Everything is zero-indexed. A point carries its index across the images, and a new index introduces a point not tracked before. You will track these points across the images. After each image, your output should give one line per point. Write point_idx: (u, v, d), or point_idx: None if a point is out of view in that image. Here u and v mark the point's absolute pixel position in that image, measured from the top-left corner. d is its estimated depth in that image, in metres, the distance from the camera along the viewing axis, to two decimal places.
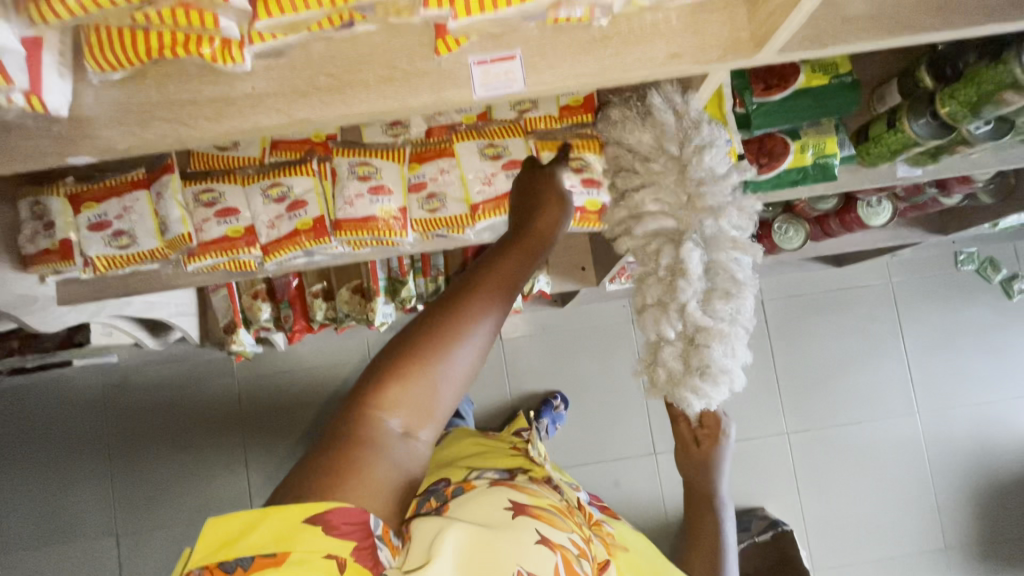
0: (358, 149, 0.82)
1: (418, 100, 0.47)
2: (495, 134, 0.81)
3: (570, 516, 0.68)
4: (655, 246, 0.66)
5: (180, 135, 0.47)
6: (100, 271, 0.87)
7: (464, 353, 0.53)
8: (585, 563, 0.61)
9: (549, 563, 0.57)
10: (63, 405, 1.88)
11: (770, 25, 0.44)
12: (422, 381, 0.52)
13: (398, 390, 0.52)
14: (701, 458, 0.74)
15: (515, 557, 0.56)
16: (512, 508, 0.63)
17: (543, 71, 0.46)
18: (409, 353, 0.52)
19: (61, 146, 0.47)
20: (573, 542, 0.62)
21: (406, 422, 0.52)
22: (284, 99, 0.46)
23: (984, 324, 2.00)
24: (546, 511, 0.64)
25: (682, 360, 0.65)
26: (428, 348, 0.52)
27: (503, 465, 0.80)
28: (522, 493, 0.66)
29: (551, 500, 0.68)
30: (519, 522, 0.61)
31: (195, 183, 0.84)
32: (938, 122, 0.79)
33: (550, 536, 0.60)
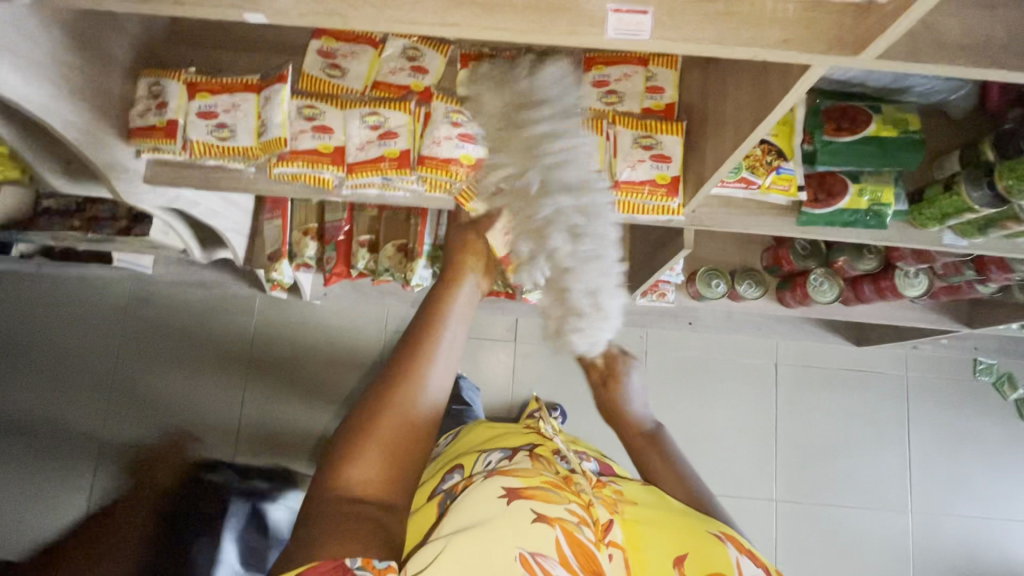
0: (453, 99, 0.90)
1: (556, 30, 0.53)
2: (619, 117, 0.89)
3: (566, 489, 0.64)
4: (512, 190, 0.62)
5: (345, 15, 0.53)
6: (195, 155, 0.94)
7: (425, 394, 0.57)
8: (586, 530, 0.58)
9: (550, 537, 0.55)
10: (88, 304, 1.95)
11: (875, 31, 0.50)
12: (376, 450, 0.55)
13: (364, 449, 0.55)
14: (612, 398, 0.79)
15: (514, 540, 0.54)
16: (507, 495, 0.61)
17: (669, 29, 0.52)
18: (355, 432, 0.56)
19: (242, 3, 0.54)
20: (571, 511, 0.60)
21: (367, 489, 0.54)
22: (442, 5, 0.53)
23: (993, 437, 1.98)
24: (540, 489, 0.62)
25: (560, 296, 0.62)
26: (389, 398, 0.56)
27: (515, 443, 0.81)
28: (513, 478, 0.64)
29: (543, 477, 0.65)
30: (515, 507, 0.59)
31: (302, 98, 0.92)
32: (994, 194, 0.84)
33: (547, 511, 0.58)
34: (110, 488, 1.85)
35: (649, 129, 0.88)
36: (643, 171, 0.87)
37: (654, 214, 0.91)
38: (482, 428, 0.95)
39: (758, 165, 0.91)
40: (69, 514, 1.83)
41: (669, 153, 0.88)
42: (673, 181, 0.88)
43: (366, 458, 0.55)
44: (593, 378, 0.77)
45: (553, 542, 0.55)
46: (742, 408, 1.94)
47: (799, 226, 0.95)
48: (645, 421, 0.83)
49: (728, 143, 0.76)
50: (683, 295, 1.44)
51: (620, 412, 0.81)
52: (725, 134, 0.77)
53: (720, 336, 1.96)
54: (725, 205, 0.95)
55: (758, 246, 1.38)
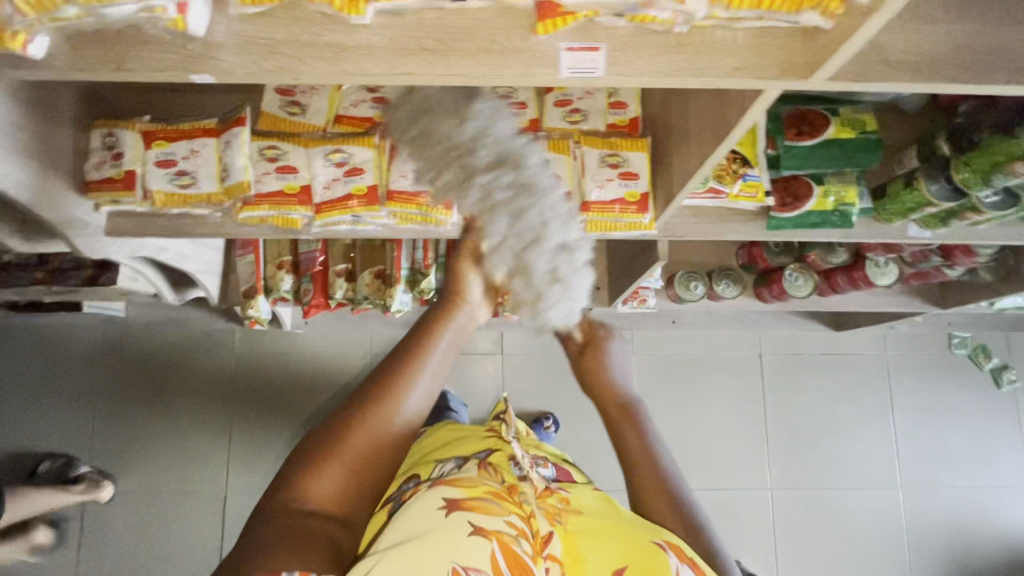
0: None
1: (511, 71, 0.52)
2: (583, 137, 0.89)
3: (509, 499, 0.63)
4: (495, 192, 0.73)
5: (297, 71, 0.52)
6: (157, 205, 0.92)
7: (404, 410, 0.56)
8: (525, 543, 0.57)
9: (485, 552, 0.54)
10: (61, 352, 1.89)
11: (825, 53, 0.50)
12: (354, 454, 0.54)
13: (341, 451, 0.54)
14: (588, 362, 0.76)
15: (448, 553, 0.52)
16: (446, 506, 0.59)
17: (622, 64, 0.52)
18: (335, 431, 0.55)
19: (188, 64, 0.52)
20: (511, 523, 0.58)
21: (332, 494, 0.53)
22: (393, 54, 0.52)
23: (973, 408, 2.04)
24: (481, 500, 0.61)
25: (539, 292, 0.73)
26: (366, 413, 0.55)
27: (471, 449, 0.76)
28: (454, 488, 0.62)
29: (489, 486, 0.64)
30: (453, 519, 0.57)
31: (264, 139, 0.91)
32: (952, 187, 0.86)
33: (485, 524, 0.57)
34: (99, 539, 1.81)
35: (614, 147, 0.89)
36: (612, 189, 0.88)
37: (627, 231, 0.91)
38: (445, 426, 0.88)
39: (724, 174, 0.91)
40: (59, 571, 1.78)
41: (636, 170, 0.88)
42: (643, 197, 0.89)
43: (342, 460, 0.53)
44: (569, 350, 0.78)
45: (488, 555, 0.54)
46: (731, 401, 1.97)
47: (768, 230, 0.96)
48: (623, 391, 0.75)
49: (694, 161, 0.76)
50: (663, 298, 1.45)
51: (598, 377, 0.76)
52: (689, 152, 0.78)
53: (704, 332, 1.97)
54: (695, 215, 0.96)
55: (733, 244, 1.39)
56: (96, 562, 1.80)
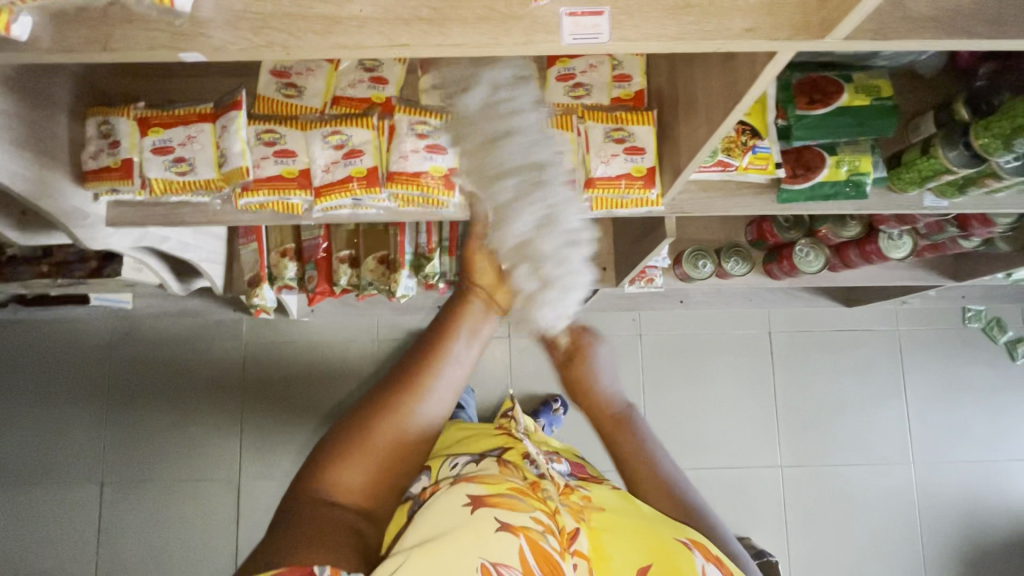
0: (417, 109, 0.87)
1: (511, 41, 0.50)
2: (586, 111, 0.86)
3: (534, 494, 0.61)
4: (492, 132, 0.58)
5: (289, 46, 0.50)
6: (155, 193, 0.91)
7: (430, 406, 0.54)
8: (552, 539, 0.55)
9: (512, 548, 0.53)
10: (73, 345, 1.91)
11: (840, 11, 0.48)
12: (376, 447, 0.52)
13: (364, 445, 0.52)
14: (576, 376, 0.67)
15: (475, 551, 0.51)
16: (471, 502, 0.57)
17: (628, 29, 0.50)
18: (359, 426, 0.53)
19: (176, 41, 0.50)
20: (536, 518, 0.57)
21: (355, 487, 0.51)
22: (387, 25, 0.50)
23: (987, 382, 2.01)
24: (506, 496, 0.59)
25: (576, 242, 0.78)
26: (389, 410, 0.53)
27: (485, 447, 0.73)
28: (477, 484, 0.59)
29: (511, 481, 0.62)
30: (478, 516, 0.55)
31: (260, 123, 0.89)
32: (971, 153, 0.83)
33: (511, 521, 0.55)
34: (119, 526, 1.85)
35: (619, 122, 0.86)
36: (618, 165, 0.86)
37: (634, 208, 0.88)
38: (453, 427, 0.86)
39: (733, 147, 0.89)
40: (81, 557, 1.84)
41: (643, 144, 0.86)
42: (649, 172, 0.86)
43: (365, 454, 0.52)
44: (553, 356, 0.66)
45: (517, 552, 0.53)
46: (740, 380, 1.95)
47: (779, 203, 0.93)
48: (616, 402, 0.70)
49: (703, 132, 0.73)
50: (672, 277, 1.43)
51: (588, 392, 0.68)
52: (698, 123, 0.75)
53: (712, 311, 1.95)
54: (704, 189, 0.94)
55: (742, 220, 1.36)
56: (117, 546, 1.85)
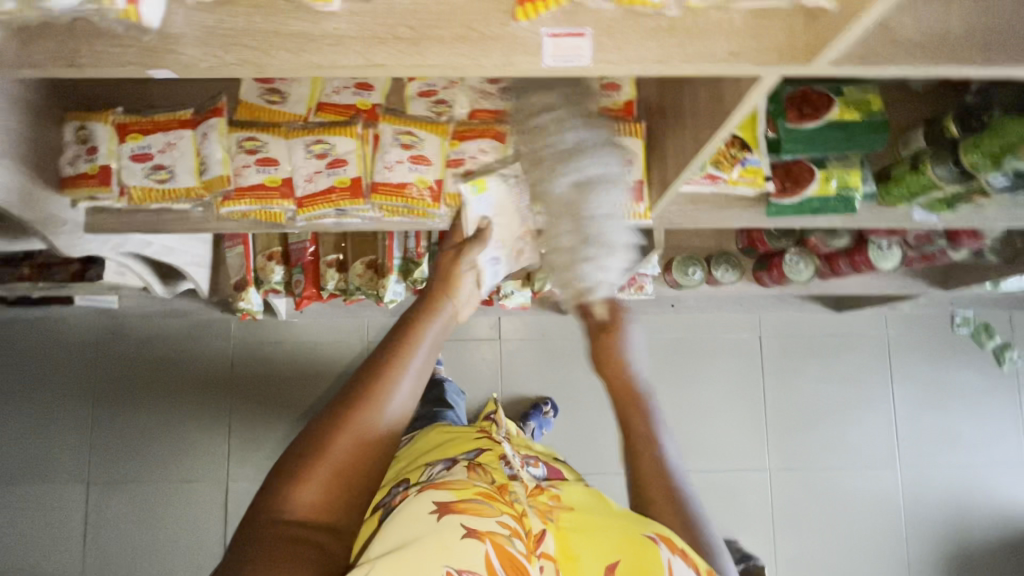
0: (402, 119, 0.87)
1: (490, 62, 0.49)
2: None
3: (501, 500, 0.61)
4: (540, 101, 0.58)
5: (261, 64, 0.49)
6: (135, 201, 0.89)
7: (386, 414, 0.53)
8: (518, 542, 0.56)
9: (478, 553, 0.53)
10: (57, 345, 1.89)
11: (826, 37, 0.47)
12: (338, 456, 0.52)
13: (326, 457, 0.51)
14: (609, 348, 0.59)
15: (440, 560, 0.52)
16: (437, 510, 0.57)
17: (610, 51, 0.49)
18: (320, 438, 0.52)
19: (145, 58, 0.49)
20: (503, 523, 0.57)
21: (318, 501, 0.51)
22: (363, 44, 0.49)
23: (975, 387, 2.03)
24: (473, 502, 0.59)
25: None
26: (350, 417, 0.52)
27: (459, 451, 0.75)
28: (444, 491, 0.60)
29: (478, 487, 0.62)
30: (445, 522, 0.56)
31: (241, 130, 0.87)
32: (960, 170, 0.83)
33: (478, 526, 0.56)
34: (105, 527, 1.84)
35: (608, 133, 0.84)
36: None
37: None
38: (433, 432, 0.88)
39: (723, 159, 0.89)
40: (66, 558, 1.83)
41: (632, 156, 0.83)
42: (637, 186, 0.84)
43: (327, 466, 0.51)
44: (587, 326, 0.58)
45: (483, 558, 0.53)
46: (730, 383, 1.96)
47: (768, 217, 0.93)
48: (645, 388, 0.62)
49: (688, 149, 0.73)
50: (662, 284, 1.42)
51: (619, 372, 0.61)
52: (684, 140, 0.74)
53: (703, 315, 1.95)
54: (692, 202, 0.93)
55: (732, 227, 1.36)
56: (104, 547, 1.83)
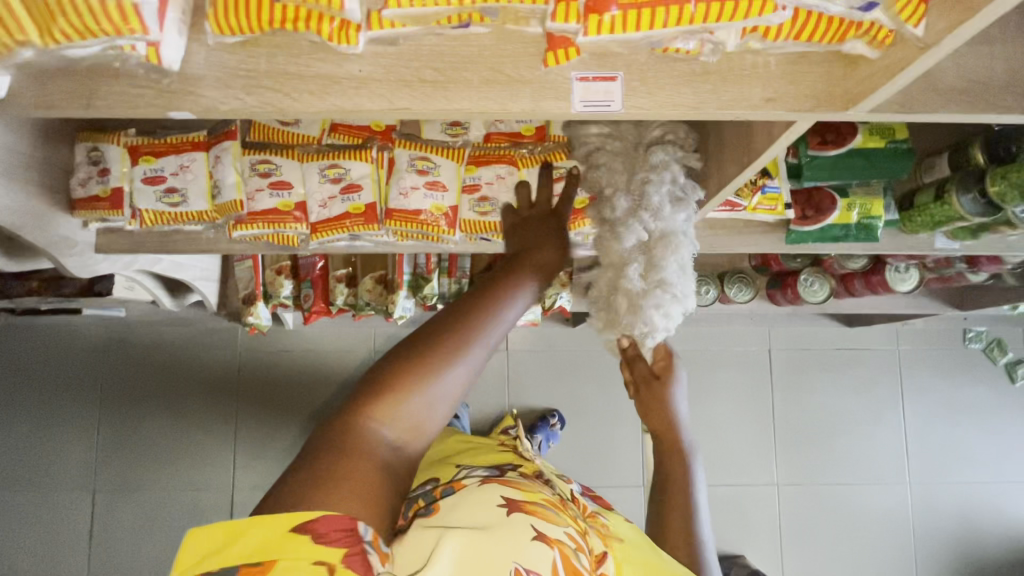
0: (417, 143, 0.85)
1: (518, 106, 0.48)
2: None
3: (565, 510, 0.58)
4: (641, 176, 0.70)
5: (283, 106, 0.48)
6: (147, 224, 0.88)
7: (471, 368, 0.50)
8: (584, 558, 0.52)
9: (547, 559, 0.50)
10: (64, 353, 1.88)
11: (867, 86, 0.45)
12: (419, 393, 0.47)
13: (410, 389, 0.47)
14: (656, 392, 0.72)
15: (510, 554, 0.49)
16: (507, 505, 0.54)
17: (641, 96, 0.47)
18: (403, 371, 0.48)
19: (165, 100, 0.47)
20: (570, 534, 0.53)
21: (395, 433, 0.47)
22: (388, 87, 0.48)
23: (986, 403, 2.01)
24: (539, 504, 0.56)
25: (641, 277, 0.69)
26: (432, 360, 0.48)
27: (496, 460, 0.69)
28: (512, 488, 0.57)
29: (543, 492, 0.59)
30: (514, 520, 0.52)
31: (254, 153, 0.86)
32: (986, 200, 0.80)
33: (547, 530, 0.52)
34: (111, 534, 1.84)
35: None
36: None
37: None
38: (454, 438, 0.81)
39: (743, 187, 0.86)
40: (72, 565, 1.82)
41: None
42: None
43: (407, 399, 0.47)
44: (636, 374, 0.74)
45: (551, 564, 0.49)
46: (738, 397, 1.94)
47: (788, 244, 0.91)
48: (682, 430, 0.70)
49: (710, 184, 0.72)
50: None
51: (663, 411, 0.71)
52: (705, 174, 0.73)
53: (712, 328, 1.93)
54: (711, 227, 0.92)
55: None
56: (109, 554, 1.83)
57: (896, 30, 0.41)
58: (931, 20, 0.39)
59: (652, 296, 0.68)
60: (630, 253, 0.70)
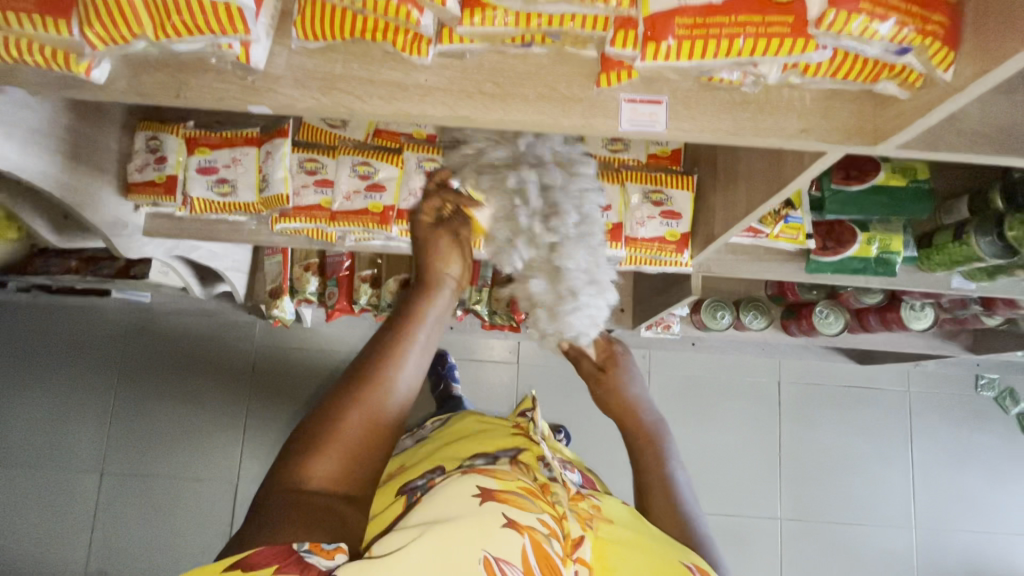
0: (427, 147, 0.90)
1: (568, 121, 0.51)
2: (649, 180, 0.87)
3: (542, 498, 0.59)
4: (517, 172, 0.62)
5: (353, 107, 0.52)
6: (197, 211, 0.93)
7: (396, 397, 0.54)
8: (556, 543, 0.53)
9: (516, 546, 0.50)
10: (87, 333, 1.93)
11: (897, 123, 0.48)
12: (352, 435, 0.52)
13: (342, 433, 0.51)
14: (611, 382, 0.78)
15: (479, 542, 0.49)
16: (480, 494, 0.55)
17: (684, 120, 0.51)
18: (332, 422, 0.52)
19: (246, 94, 0.52)
20: (542, 521, 0.54)
21: (334, 474, 0.50)
22: (451, 96, 0.52)
23: (996, 452, 1.99)
24: (515, 493, 0.57)
25: (547, 288, 0.64)
26: (359, 402, 0.52)
27: (495, 448, 0.70)
28: (489, 479, 0.58)
29: (521, 481, 0.60)
30: (486, 508, 0.53)
31: (302, 151, 0.91)
32: (1004, 244, 0.83)
33: (518, 518, 0.53)
34: (113, 517, 1.86)
35: (659, 183, 0.87)
36: (651, 227, 0.86)
37: (663, 268, 0.90)
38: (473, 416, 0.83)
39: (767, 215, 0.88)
40: (74, 545, 1.84)
41: (680, 209, 0.86)
42: (683, 237, 0.87)
43: (341, 443, 0.51)
44: (586, 372, 0.79)
45: (520, 550, 0.50)
46: (744, 428, 1.94)
47: (807, 273, 0.94)
48: (648, 415, 0.78)
49: (740, 208, 0.74)
50: (689, 325, 1.43)
51: (622, 401, 0.78)
52: (737, 198, 0.76)
53: (723, 356, 1.94)
54: (733, 251, 0.95)
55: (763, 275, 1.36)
56: (110, 537, 1.85)
57: (926, 74, 0.45)
58: (959, 66, 0.43)
59: (565, 302, 0.63)
60: (530, 266, 0.64)
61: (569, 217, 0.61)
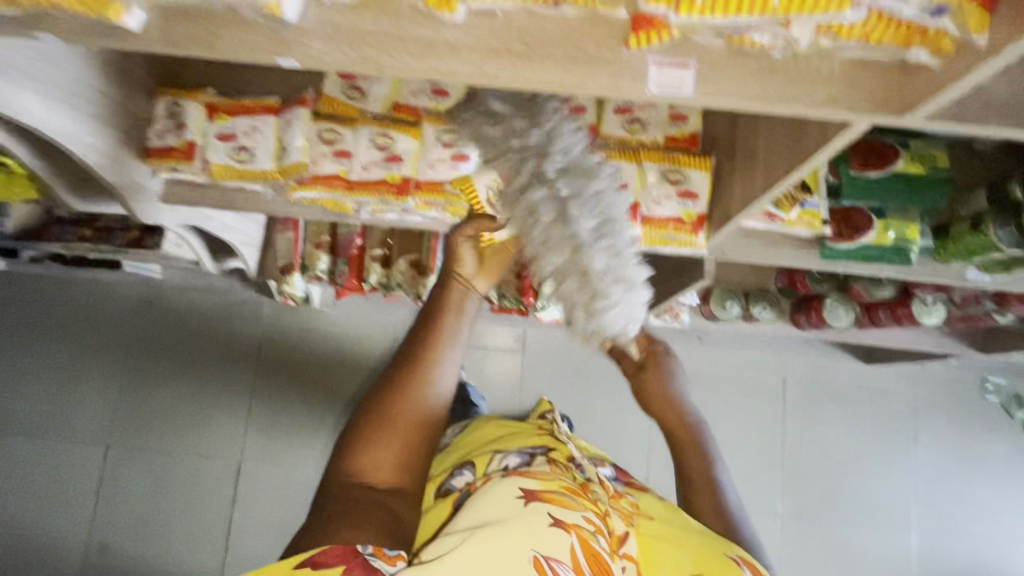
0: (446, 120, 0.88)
1: (595, 83, 0.52)
2: (675, 162, 0.85)
3: (583, 496, 0.67)
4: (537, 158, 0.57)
5: (382, 63, 0.52)
6: (215, 177, 0.93)
7: (434, 393, 0.62)
8: (602, 539, 0.60)
9: (564, 544, 0.57)
10: (96, 307, 1.95)
11: (926, 92, 0.48)
12: (395, 432, 0.60)
13: (384, 431, 0.60)
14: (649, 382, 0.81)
15: (530, 543, 0.56)
16: (524, 496, 0.63)
17: (711, 85, 0.51)
18: (376, 420, 0.60)
19: (276, 48, 0.52)
20: (586, 518, 0.62)
21: (381, 466, 0.59)
22: (480, 55, 0.52)
23: (1000, 457, 1.98)
24: (557, 493, 0.64)
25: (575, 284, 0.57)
26: (399, 400, 0.60)
27: (528, 445, 0.79)
28: (530, 480, 0.66)
29: (561, 480, 0.68)
30: (532, 508, 0.61)
31: (321, 120, 0.90)
32: (1022, 234, 0.82)
33: (563, 517, 0.61)
34: (117, 489, 1.88)
35: (676, 164, 0.85)
36: (667, 207, 0.86)
37: (676, 248, 0.90)
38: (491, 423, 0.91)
39: (783, 199, 0.88)
40: (78, 516, 1.86)
41: (696, 190, 0.86)
42: (698, 218, 0.88)
43: (383, 441, 0.60)
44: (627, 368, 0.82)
45: (569, 549, 0.57)
46: (747, 424, 1.94)
47: (822, 259, 0.93)
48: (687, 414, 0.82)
49: (759, 185, 0.75)
50: (697, 316, 1.43)
51: (662, 400, 0.81)
52: (755, 176, 0.76)
53: (729, 352, 1.94)
54: (746, 235, 0.94)
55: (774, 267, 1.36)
56: (114, 509, 1.87)
57: (959, 38, 0.45)
58: (993, 31, 0.43)
59: (596, 296, 0.57)
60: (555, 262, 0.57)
61: (581, 210, 0.55)
